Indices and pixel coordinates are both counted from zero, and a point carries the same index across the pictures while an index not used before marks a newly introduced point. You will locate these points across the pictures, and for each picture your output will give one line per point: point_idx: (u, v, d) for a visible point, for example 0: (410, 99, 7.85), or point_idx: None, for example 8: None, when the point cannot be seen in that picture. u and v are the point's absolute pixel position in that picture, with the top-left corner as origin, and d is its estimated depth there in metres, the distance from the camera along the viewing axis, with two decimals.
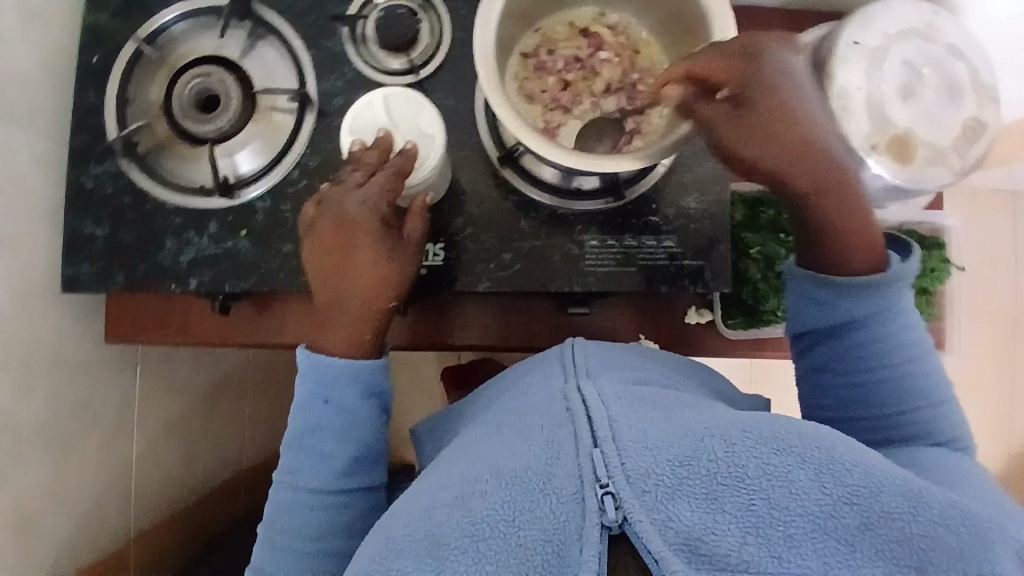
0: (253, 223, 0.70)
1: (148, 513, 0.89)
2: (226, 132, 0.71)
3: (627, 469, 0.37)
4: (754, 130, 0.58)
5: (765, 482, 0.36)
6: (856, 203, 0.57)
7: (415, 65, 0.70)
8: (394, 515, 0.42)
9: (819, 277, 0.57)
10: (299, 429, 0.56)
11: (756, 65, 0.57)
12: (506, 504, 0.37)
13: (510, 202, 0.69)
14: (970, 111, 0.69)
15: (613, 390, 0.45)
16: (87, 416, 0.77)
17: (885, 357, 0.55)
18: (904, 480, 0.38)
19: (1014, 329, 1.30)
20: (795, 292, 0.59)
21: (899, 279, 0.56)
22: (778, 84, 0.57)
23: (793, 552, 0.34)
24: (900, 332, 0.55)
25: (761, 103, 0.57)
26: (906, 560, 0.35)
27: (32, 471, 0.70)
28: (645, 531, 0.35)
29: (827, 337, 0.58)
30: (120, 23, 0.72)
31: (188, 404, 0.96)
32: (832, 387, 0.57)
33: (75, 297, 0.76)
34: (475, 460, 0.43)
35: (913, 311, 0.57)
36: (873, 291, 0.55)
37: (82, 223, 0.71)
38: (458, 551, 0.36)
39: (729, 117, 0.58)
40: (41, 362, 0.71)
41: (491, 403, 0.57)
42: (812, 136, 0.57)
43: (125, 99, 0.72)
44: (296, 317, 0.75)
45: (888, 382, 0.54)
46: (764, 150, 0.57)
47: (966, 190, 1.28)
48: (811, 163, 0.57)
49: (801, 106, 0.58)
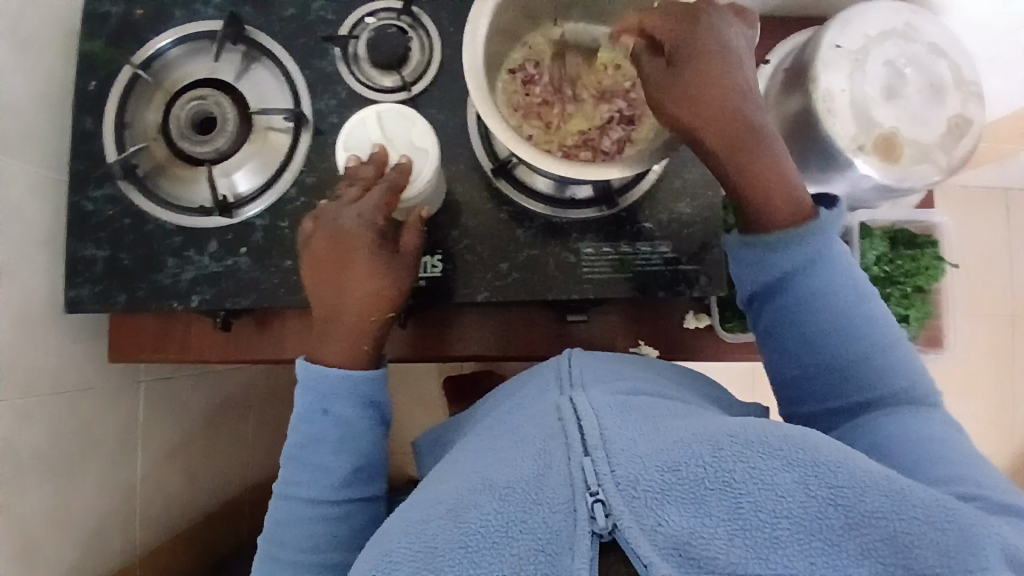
0: (251, 241, 0.71)
1: (152, 534, 0.89)
2: (224, 153, 0.72)
3: (617, 476, 0.38)
4: (682, 92, 0.56)
5: (751, 486, 0.37)
6: (772, 164, 0.56)
7: (407, 81, 0.71)
8: (390, 526, 0.42)
9: (750, 241, 0.58)
10: (300, 442, 0.57)
11: (692, 28, 0.57)
12: (499, 514, 0.38)
13: (504, 212, 0.70)
14: (953, 109, 0.70)
15: (605, 400, 0.45)
16: (91, 437, 0.78)
17: (828, 307, 0.55)
18: (888, 477, 0.38)
19: (1013, 324, 1.31)
20: (734, 258, 0.59)
21: (826, 226, 0.56)
22: (709, 49, 0.56)
23: (780, 554, 0.35)
24: (837, 279, 0.55)
25: (690, 66, 0.56)
26: (892, 558, 0.35)
27: (37, 493, 0.70)
28: (635, 537, 0.36)
29: (771, 297, 0.57)
30: (116, 49, 0.73)
31: (189, 424, 0.96)
32: (787, 345, 0.57)
33: (76, 320, 0.77)
34: (469, 472, 0.43)
35: (847, 256, 0.57)
36: (806, 240, 0.56)
37: (83, 247, 0.71)
38: (452, 562, 0.36)
39: (663, 75, 0.57)
40: (44, 386, 0.71)
41: (488, 414, 0.58)
42: (733, 97, 0.56)
43: (123, 123, 0.73)
44: (297, 333, 0.76)
45: (834, 332, 0.54)
46: (687, 109, 0.56)
47: (957, 187, 1.29)
48: (732, 125, 0.56)
49: (725, 67, 0.56)
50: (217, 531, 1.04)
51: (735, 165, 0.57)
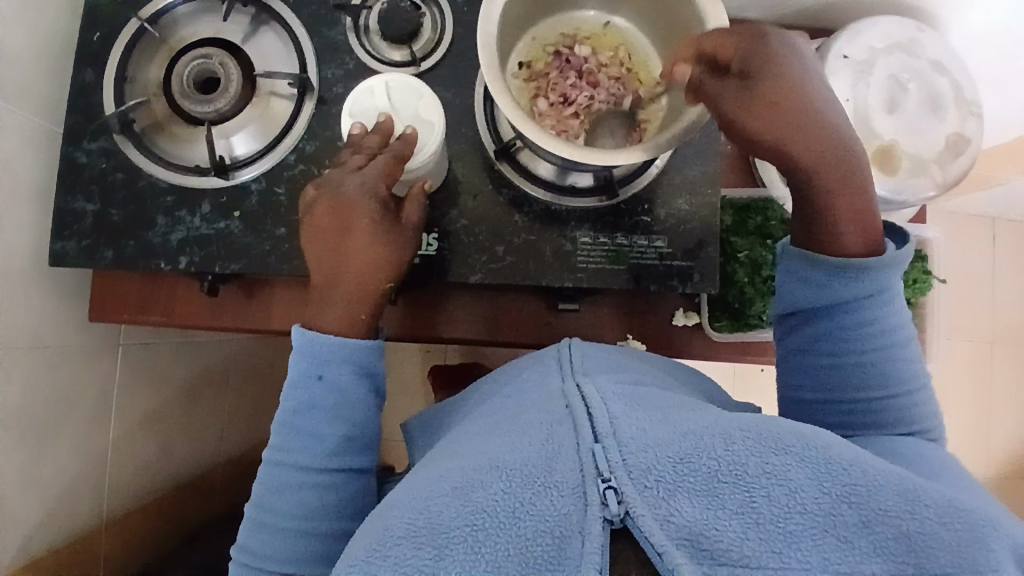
0: (246, 206, 0.70)
1: (121, 502, 0.88)
2: (224, 115, 0.71)
3: (629, 464, 0.37)
4: (763, 105, 0.55)
5: (764, 480, 0.36)
6: (859, 186, 0.55)
7: (416, 56, 0.71)
8: (391, 505, 0.41)
9: (814, 258, 0.55)
10: (291, 408, 0.56)
11: (761, 41, 0.56)
12: (507, 495, 0.37)
13: (503, 196, 0.70)
14: (952, 127, 0.72)
15: (613, 390, 0.45)
16: (67, 396, 0.76)
17: (871, 341, 0.54)
18: (899, 476, 0.38)
19: (991, 349, 1.33)
20: (785, 273, 0.58)
21: (896, 265, 0.55)
22: (784, 63, 0.56)
23: (794, 549, 0.34)
24: (888, 318, 0.55)
25: (770, 77, 0.55)
26: (905, 555, 0.34)
27: (10, 447, 0.69)
28: (647, 525, 0.34)
29: (815, 318, 0.56)
30: (124, 2, 0.72)
31: (166, 392, 0.94)
32: (814, 369, 0.56)
33: (59, 273, 0.75)
34: (475, 453, 0.42)
35: (900, 298, 0.56)
36: (873, 275, 0.54)
37: (73, 200, 0.70)
38: (459, 540, 0.35)
39: (737, 90, 0.56)
40: (24, 339, 0.70)
41: (487, 400, 0.56)
42: (814, 112, 0.55)
43: (124, 76, 0.72)
44: (284, 304, 0.75)
45: (867, 367, 0.54)
46: (762, 121, 0.55)
47: (946, 210, 1.32)
48: (817, 145, 0.55)
49: (806, 89, 0.55)
50: (187, 504, 1.02)
51: (817, 182, 0.55)
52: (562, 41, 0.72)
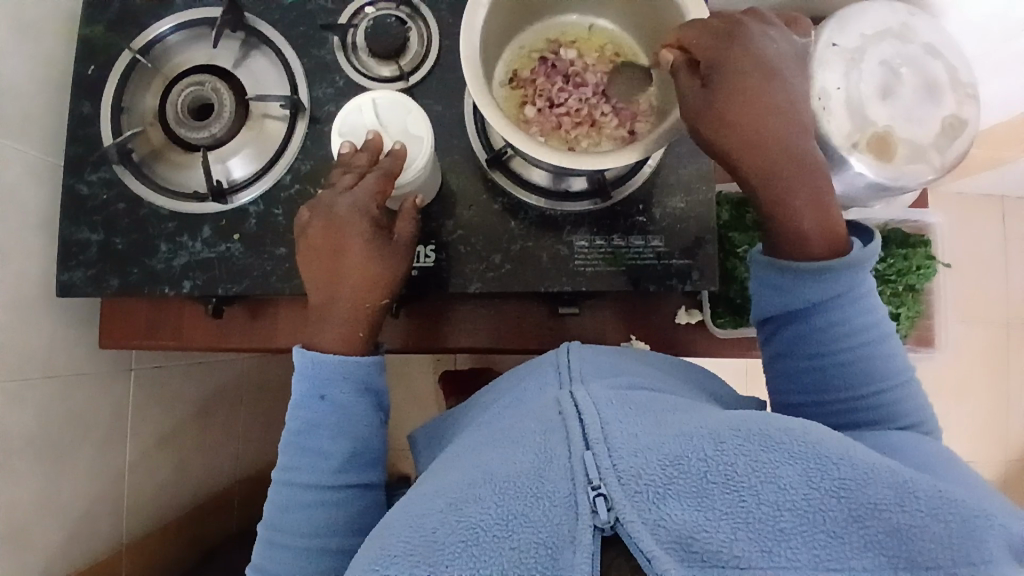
0: (245, 228, 0.71)
1: (139, 523, 0.89)
2: (219, 139, 0.72)
3: (619, 470, 0.37)
4: (723, 115, 0.55)
5: (753, 479, 0.36)
6: (818, 186, 0.55)
7: (404, 71, 0.71)
8: (389, 522, 0.41)
9: (779, 265, 0.56)
10: (296, 427, 0.57)
11: (727, 44, 0.55)
12: (498, 507, 0.37)
13: (498, 204, 0.71)
14: (949, 109, 0.71)
15: (606, 395, 0.45)
16: (81, 422, 0.78)
17: (847, 341, 0.54)
18: (891, 469, 0.37)
19: (1007, 332, 1.31)
20: (757, 281, 0.58)
21: (856, 263, 0.54)
22: (744, 66, 0.55)
23: (784, 548, 0.34)
24: (862, 317, 0.54)
25: (731, 84, 0.55)
26: (896, 551, 0.34)
27: (26, 475, 0.70)
28: (638, 532, 0.35)
29: (790, 323, 0.57)
30: (117, 34, 0.74)
31: (180, 414, 0.96)
32: (797, 372, 0.56)
33: (69, 303, 0.76)
34: (470, 466, 0.42)
35: (874, 294, 0.55)
36: (835, 275, 0.54)
37: (77, 230, 0.71)
38: (452, 554, 0.35)
39: (699, 97, 0.55)
40: (36, 369, 0.71)
41: (486, 409, 0.56)
42: (772, 118, 0.55)
43: (120, 106, 0.73)
44: (288, 322, 0.76)
45: (848, 367, 0.54)
46: (723, 131, 0.55)
47: (954, 192, 1.30)
48: (776, 148, 0.55)
49: (764, 91, 0.55)
50: (207, 522, 1.04)
51: (774, 186, 0.55)
52: (548, 47, 0.72)
